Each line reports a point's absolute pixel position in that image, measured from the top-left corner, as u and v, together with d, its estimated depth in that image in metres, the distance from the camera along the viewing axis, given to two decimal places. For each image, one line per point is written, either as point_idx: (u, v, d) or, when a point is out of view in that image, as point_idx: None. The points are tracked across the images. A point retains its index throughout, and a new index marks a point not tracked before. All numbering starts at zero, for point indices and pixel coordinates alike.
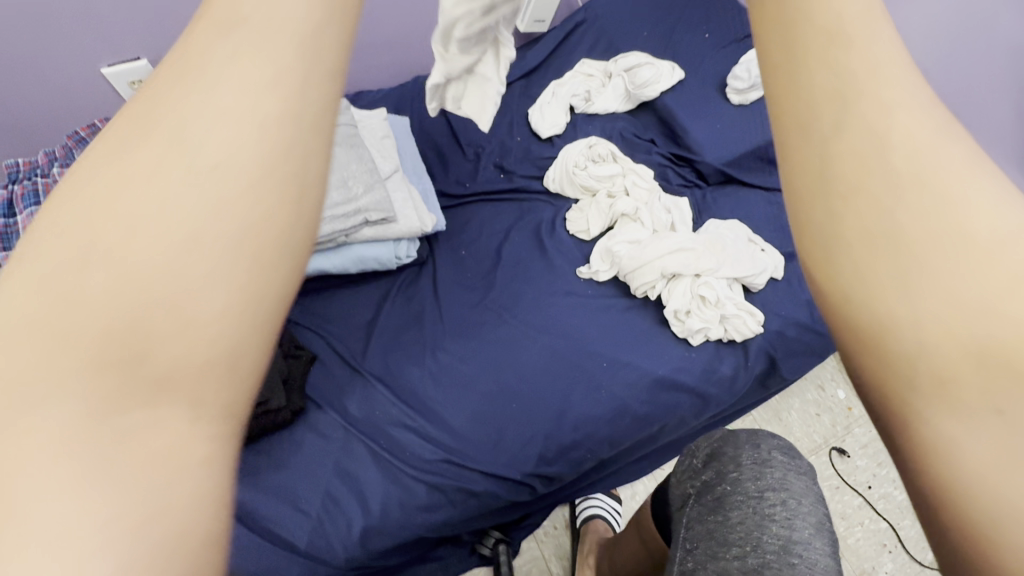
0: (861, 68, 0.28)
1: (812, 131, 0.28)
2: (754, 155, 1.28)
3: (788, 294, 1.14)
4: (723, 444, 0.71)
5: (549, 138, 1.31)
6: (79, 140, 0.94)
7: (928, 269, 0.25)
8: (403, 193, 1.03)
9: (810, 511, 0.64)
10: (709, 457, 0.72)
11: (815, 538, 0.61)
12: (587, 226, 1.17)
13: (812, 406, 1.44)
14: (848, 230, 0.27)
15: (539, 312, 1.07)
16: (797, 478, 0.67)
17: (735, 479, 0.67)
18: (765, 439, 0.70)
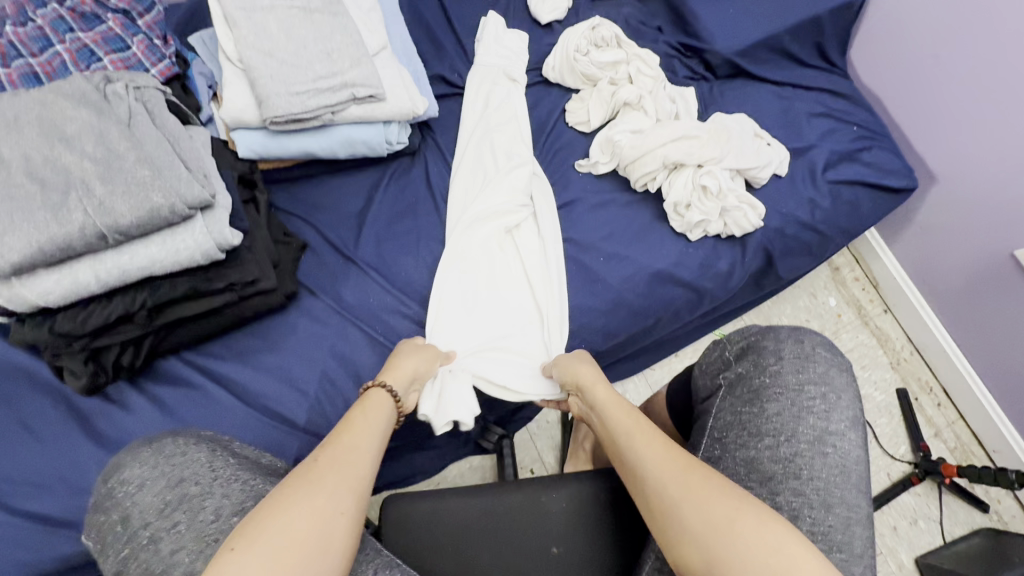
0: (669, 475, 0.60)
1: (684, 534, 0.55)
2: (768, 45, 1.20)
3: (791, 190, 1.11)
4: (762, 339, 0.78)
5: (549, 24, 1.22)
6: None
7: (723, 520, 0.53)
8: (393, 71, 0.96)
9: (848, 405, 0.71)
10: (743, 352, 0.78)
11: (851, 431, 0.68)
12: (588, 117, 1.11)
13: (803, 312, 1.45)
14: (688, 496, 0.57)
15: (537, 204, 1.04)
16: (839, 373, 0.73)
17: (775, 371, 0.73)
18: (808, 336, 0.77)
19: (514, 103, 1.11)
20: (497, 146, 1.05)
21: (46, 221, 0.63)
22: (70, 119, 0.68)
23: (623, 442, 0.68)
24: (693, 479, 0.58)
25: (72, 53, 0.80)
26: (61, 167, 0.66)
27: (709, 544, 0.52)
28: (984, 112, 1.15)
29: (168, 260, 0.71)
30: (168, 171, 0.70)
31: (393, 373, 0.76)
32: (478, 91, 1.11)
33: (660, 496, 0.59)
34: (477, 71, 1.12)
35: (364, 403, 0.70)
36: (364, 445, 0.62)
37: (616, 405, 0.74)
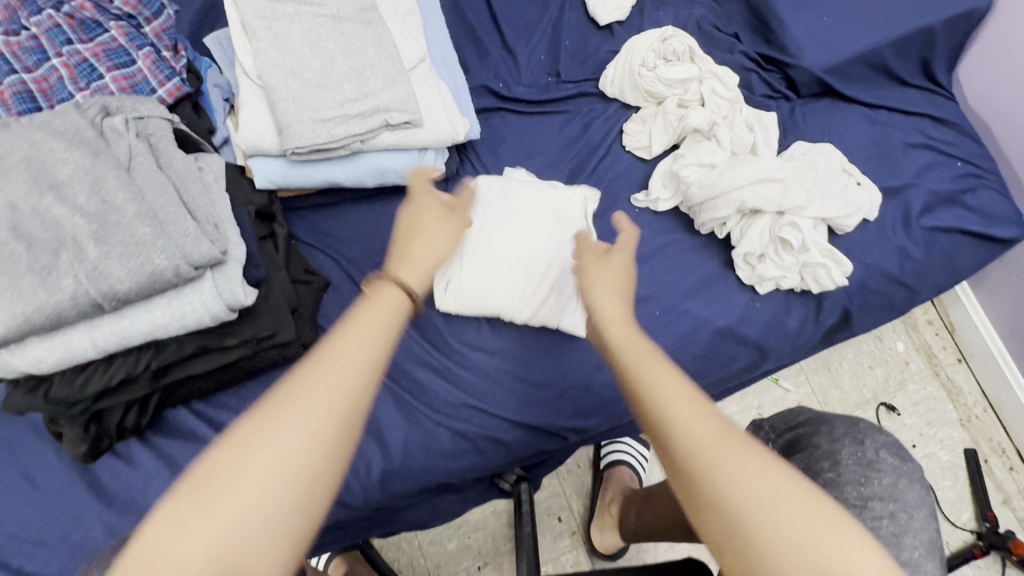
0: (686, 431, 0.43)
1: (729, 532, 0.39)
2: (865, 61, 1.02)
3: (879, 237, 0.96)
4: (813, 435, 0.68)
5: (609, 26, 1.07)
6: (25, 1, 0.71)
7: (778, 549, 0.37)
8: (431, 90, 0.84)
9: (924, 528, 0.56)
10: (791, 448, 0.69)
11: (927, 561, 0.53)
12: (649, 143, 0.98)
13: (866, 357, 1.32)
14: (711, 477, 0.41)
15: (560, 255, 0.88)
16: (911, 486, 0.59)
17: (831, 480, 0.61)
18: (870, 436, 0.64)
19: (538, 226, 0.89)
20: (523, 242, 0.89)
21: (32, 289, 0.54)
22: (61, 162, 0.58)
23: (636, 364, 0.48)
24: (741, 450, 0.41)
25: (71, 69, 0.69)
26: (49, 221, 0.56)
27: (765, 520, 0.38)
28: None
29: (173, 325, 0.62)
30: (172, 227, 0.60)
31: (410, 264, 0.56)
32: (489, 201, 0.91)
33: (713, 454, 0.41)
34: (499, 184, 0.91)
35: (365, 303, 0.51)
36: (349, 364, 0.45)
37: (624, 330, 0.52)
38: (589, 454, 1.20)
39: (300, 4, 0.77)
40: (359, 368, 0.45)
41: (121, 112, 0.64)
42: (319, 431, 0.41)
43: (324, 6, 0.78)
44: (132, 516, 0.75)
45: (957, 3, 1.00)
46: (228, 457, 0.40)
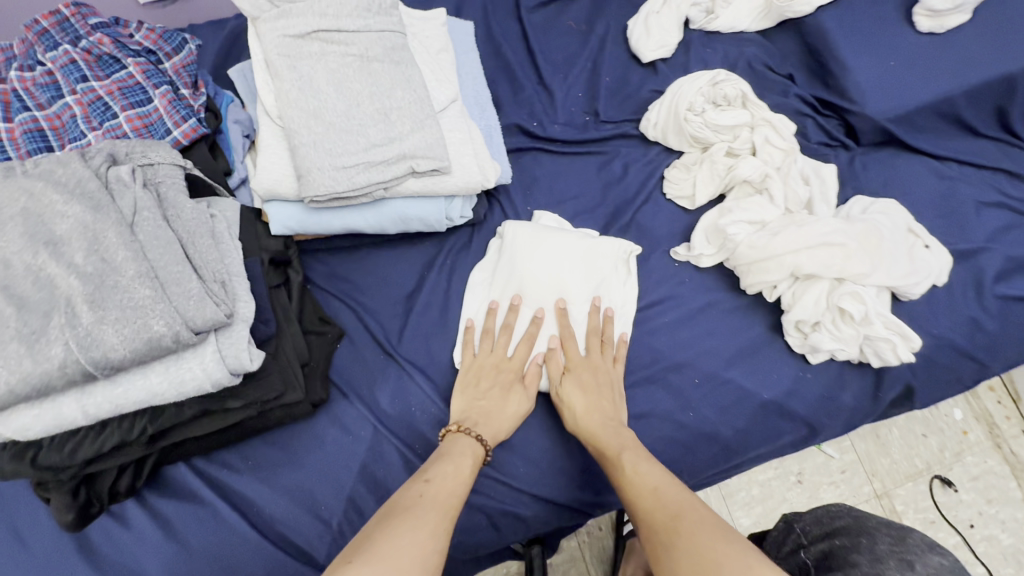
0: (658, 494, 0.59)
1: None
2: (934, 109, 0.94)
3: (947, 306, 0.87)
4: (852, 551, 0.56)
5: (652, 63, 1.01)
6: (41, 34, 0.67)
7: None
8: (462, 134, 0.78)
9: None
10: (825, 566, 0.57)
11: None
12: (693, 192, 0.90)
13: (919, 424, 1.21)
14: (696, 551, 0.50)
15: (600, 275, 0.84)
16: None
17: None
18: (922, 560, 0.52)
19: (570, 279, 0.83)
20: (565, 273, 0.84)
21: (18, 357, 0.49)
22: (60, 216, 0.53)
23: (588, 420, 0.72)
24: (690, 502, 0.57)
25: (84, 108, 0.66)
26: (44, 280, 0.52)
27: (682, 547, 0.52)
28: None
29: (170, 393, 0.57)
30: (175, 287, 0.55)
31: (486, 426, 0.72)
32: (516, 248, 0.83)
33: (674, 508, 0.57)
34: (529, 228, 0.84)
35: (454, 448, 0.68)
36: (457, 488, 0.61)
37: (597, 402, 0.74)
38: (612, 517, 1.11)
39: (326, 42, 0.72)
40: (457, 491, 0.61)
41: (130, 160, 0.59)
42: (439, 528, 0.54)
43: (353, 44, 0.73)
44: None
45: None
46: (371, 529, 0.53)
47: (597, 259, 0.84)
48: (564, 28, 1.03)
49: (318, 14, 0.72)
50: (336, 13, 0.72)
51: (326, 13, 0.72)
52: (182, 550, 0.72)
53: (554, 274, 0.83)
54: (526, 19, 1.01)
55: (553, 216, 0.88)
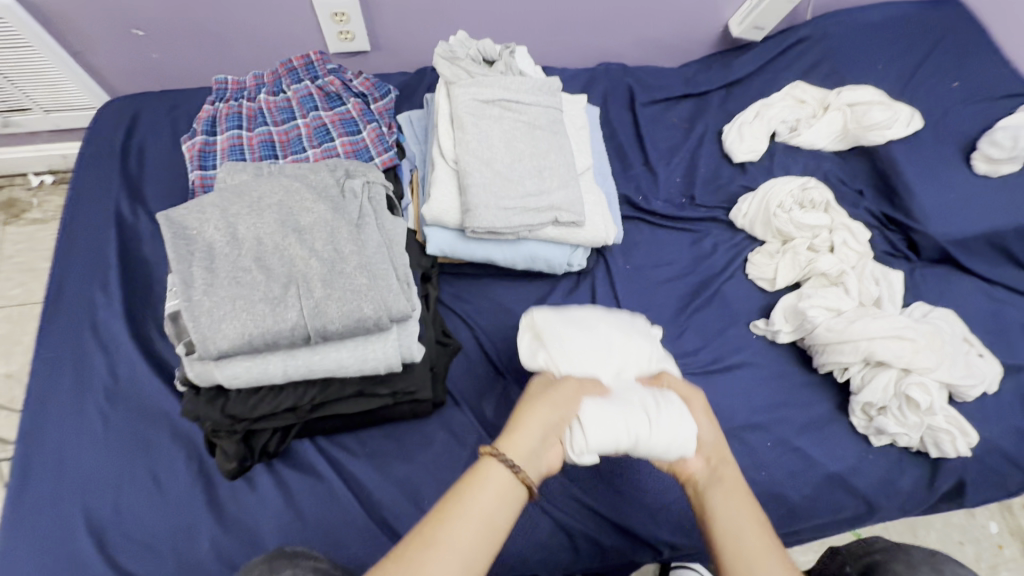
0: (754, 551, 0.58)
1: None
2: (989, 239, 1.07)
3: (998, 413, 0.96)
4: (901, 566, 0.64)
5: (741, 162, 1.18)
6: (291, 71, 0.86)
7: None
8: (593, 197, 0.93)
9: None
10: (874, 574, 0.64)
11: None
12: (774, 276, 1.03)
13: (956, 531, 1.25)
14: None
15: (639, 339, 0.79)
16: None
17: None
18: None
19: (620, 346, 0.76)
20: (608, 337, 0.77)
21: (263, 314, 0.61)
22: (307, 210, 0.67)
23: (713, 498, 0.64)
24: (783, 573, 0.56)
25: (310, 129, 0.81)
26: (287, 258, 0.64)
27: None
28: None
29: (354, 367, 0.67)
30: (381, 281, 0.67)
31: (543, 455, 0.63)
32: (552, 331, 0.77)
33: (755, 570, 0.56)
34: (555, 313, 0.79)
35: (482, 476, 0.58)
36: (485, 514, 0.55)
37: (729, 470, 0.67)
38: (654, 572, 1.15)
39: (506, 109, 0.88)
40: (486, 519, 0.55)
41: (355, 175, 0.74)
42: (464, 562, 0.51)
43: (524, 114, 0.89)
44: (241, 540, 0.76)
45: None
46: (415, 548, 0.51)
47: (625, 323, 0.81)
48: (669, 123, 1.21)
49: (503, 87, 0.89)
50: (516, 89, 0.90)
51: (509, 88, 0.89)
52: (297, 520, 0.78)
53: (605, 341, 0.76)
54: (639, 110, 1.19)
55: (579, 309, 0.84)
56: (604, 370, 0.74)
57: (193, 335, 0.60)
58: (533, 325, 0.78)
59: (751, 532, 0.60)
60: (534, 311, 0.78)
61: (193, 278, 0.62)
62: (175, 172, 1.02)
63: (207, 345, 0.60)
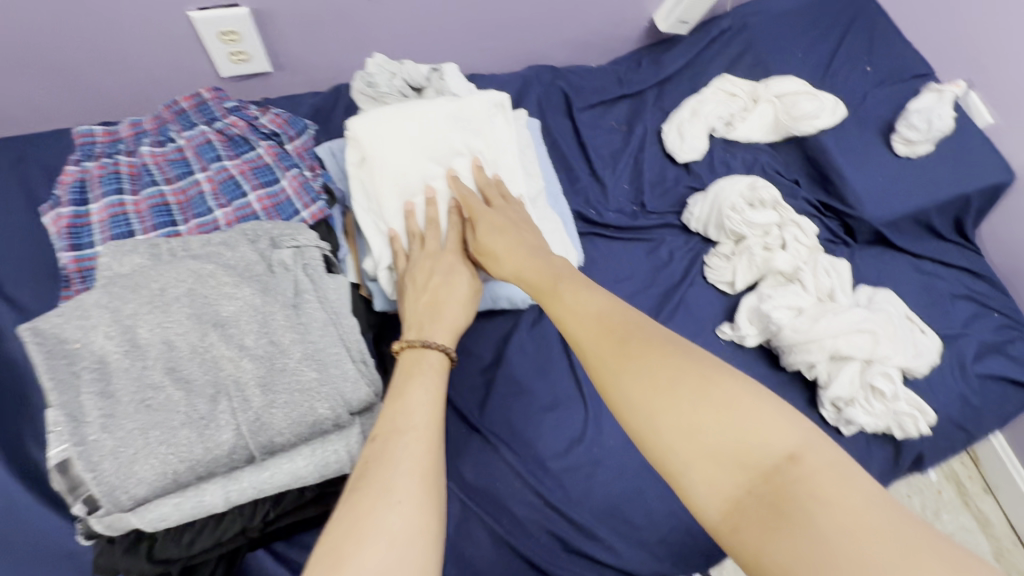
0: (649, 346, 0.48)
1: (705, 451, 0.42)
2: (914, 218, 1.14)
3: (941, 383, 1.03)
4: None
5: (685, 163, 1.16)
6: (178, 114, 0.72)
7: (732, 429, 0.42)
8: (551, 225, 0.86)
9: None
10: None
11: None
12: (733, 278, 1.02)
13: (903, 485, 1.36)
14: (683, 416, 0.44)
15: (470, 138, 0.76)
16: None
17: None
18: None
19: (449, 137, 0.75)
20: (449, 150, 0.75)
21: (188, 443, 0.49)
22: (228, 297, 0.54)
23: (603, 362, 0.49)
24: (656, 349, 0.48)
25: (214, 184, 0.68)
26: (211, 363, 0.52)
27: (784, 509, 0.38)
28: None
29: (313, 475, 0.56)
30: (334, 369, 0.56)
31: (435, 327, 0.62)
32: (375, 145, 0.72)
33: (635, 359, 0.48)
34: (384, 107, 0.73)
35: (410, 370, 0.56)
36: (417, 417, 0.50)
37: (592, 297, 0.55)
38: None
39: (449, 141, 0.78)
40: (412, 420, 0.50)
41: (282, 242, 0.62)
42: (404, 464, 0.46)
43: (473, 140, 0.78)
44: None
45: (984, 177, 1.15)
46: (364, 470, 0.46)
47: (463, 118, 0.76)
48: (609, 126, 1.17)
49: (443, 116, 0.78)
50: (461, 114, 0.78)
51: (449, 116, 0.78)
52: None
53: (425, 173, 0.74)
54: (577, 116, 1.14)
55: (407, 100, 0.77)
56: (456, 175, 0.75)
57: (96, 487, 0.47)
58: (364, 145, 0.72)
59: (643, 334, 0.50)
60: (353, 121, 0.71)
61: (84, 410, 0.48)
62: (39, 240, 0.82)
63: (117, 496, 0.47)
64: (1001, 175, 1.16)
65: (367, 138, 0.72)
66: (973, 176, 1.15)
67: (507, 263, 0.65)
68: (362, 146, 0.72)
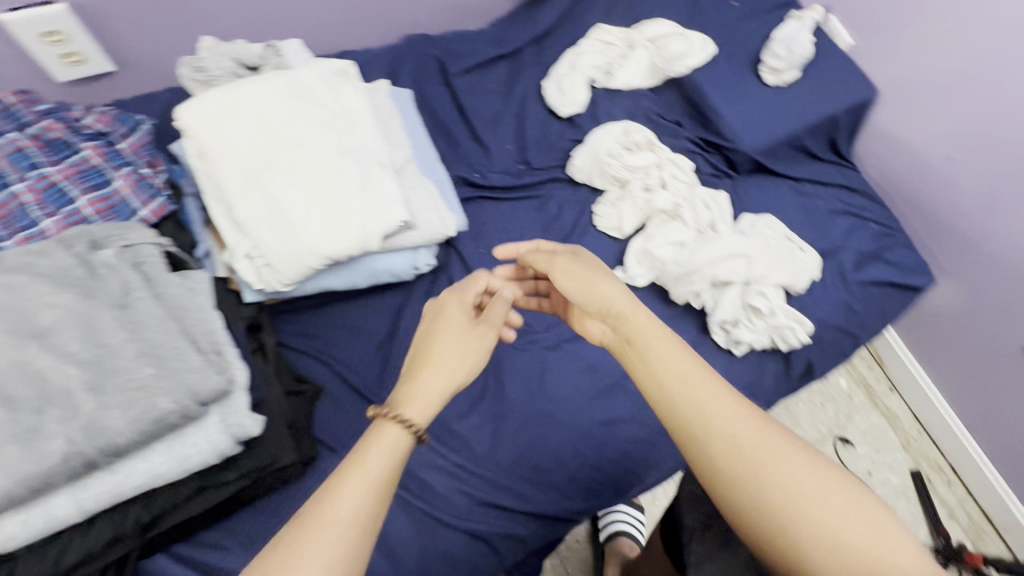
0: (737, 437, 0.53)
1: (797, 543, 0.48)
2: (788, 143, 1.19)
3: (825, 294, 1.09)
4: None
5: (568, 117, 1.17)
6: None
7: (823, 533, 0.47)
8: (421, 192, 0.85)
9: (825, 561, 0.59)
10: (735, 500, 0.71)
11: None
12: (620, 223, 1.05)
13: (817, 395, 1.46)
14: (780, 512, 0.49)
15: (313, 108, 0.74)
16: None
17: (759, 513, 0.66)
18: None
19: (288, 110, 0.73)
20: (290, 122, 0.72)
21: (15, 457, 0.48)
22: (46, 307, 0.53)
23: (700, 438, 0.54)
24: (784, 442, 0.53)
25: (37, 193, 0.64)
26: (32, 374, 0.51)
27: (796, 508, 0.49)
28: (1002, 208, 1.13)
29: (175, 471, 0.55)
30: (175, 362, 0.56)
31: (414, 403, 0.57)
32: (207, 129, 0.70)
33: (750, 462, 0.52)
34: (214, 91, 0.71)
35: (376, 441, 0.54)
36: (371, 500, 0.50)
37: (696, 365, 0.58)
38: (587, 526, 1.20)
39: None
40: (363, 503, 0.49)
41: (109, 242, 0.62)
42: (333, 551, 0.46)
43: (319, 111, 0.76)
44: None
45: (849, 96, 1.21)
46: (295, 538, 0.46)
47: (304, 89, 0.75)
48: (488, 89, 1.16)
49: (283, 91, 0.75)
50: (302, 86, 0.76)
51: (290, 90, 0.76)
52: None
53: (265, 149, 0.70)
54: (454, 83, 1.13)
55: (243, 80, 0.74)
56: (301, 146, 0.72)
57: None
58: (196, 130, 0.69)
59: (725, 412, 0.55)
60: (180, 108, 0.69)
61: None
62: None
63: None
64: (866, 90, 1.21)
65: (199, 124, 0.69)
66: (838, 96, 1.20)
67: (652, 329, 0.61)
68: (196, 132, 0.69)
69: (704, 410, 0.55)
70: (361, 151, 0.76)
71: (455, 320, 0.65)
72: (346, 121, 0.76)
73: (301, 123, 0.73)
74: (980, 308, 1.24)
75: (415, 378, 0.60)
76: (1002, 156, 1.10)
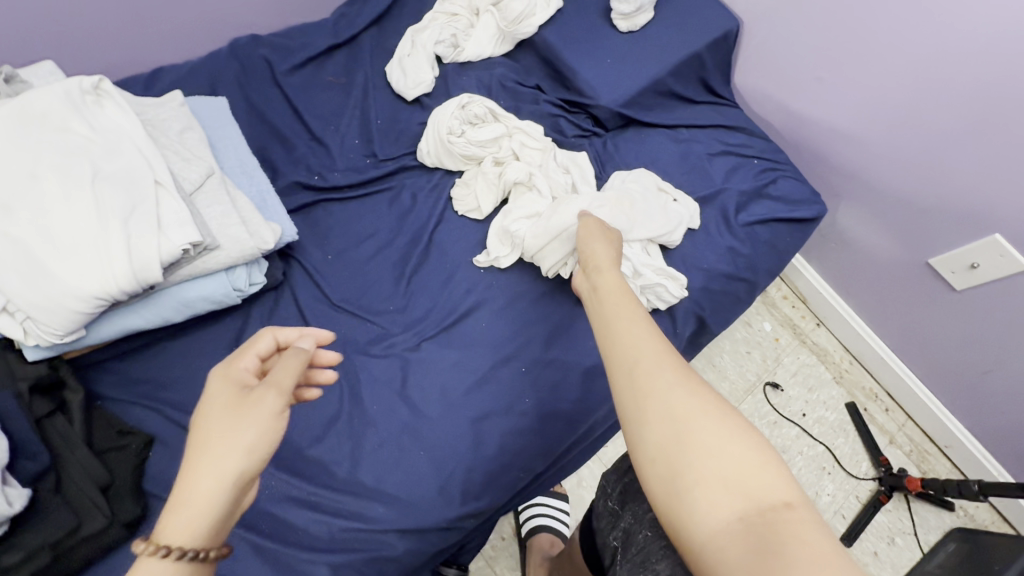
0: (646, 361, 0.51)
1: (678, 468, 0.44)
2: (653, 90, 1.12)
3: (708, 243, 1.04)
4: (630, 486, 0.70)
5: (417, 99, 1.09)
6: None
7: (704, 456, 0.44)
8: (222, 206, 0.77)
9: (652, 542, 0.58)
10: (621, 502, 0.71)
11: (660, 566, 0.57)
12: (478, 203, 0.98)
13: (742, 345, 1.42)
14: (666, 433, 0.46)
15: (57, 135, 0.67)
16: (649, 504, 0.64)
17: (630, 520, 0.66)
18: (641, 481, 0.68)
19: (25, 142, 0.65)
20: (29, 155, 0.65)
21: None
22: None
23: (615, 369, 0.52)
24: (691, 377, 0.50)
25: None
26: None
27: (678, 438, 0.45)
28: (880, 134, 1.10)
29: None
30: None
31: (179, 527, 0.42)
32: None
33: (648, 382, 0.49)
34: None
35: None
36: None
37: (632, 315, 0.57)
38: (512, 522, 1.15)
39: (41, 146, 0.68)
40: None
41: None
42: None
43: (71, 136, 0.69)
44: None
45: (710, 31, 1.14)
46: None
47: (43, 116, 0.67)
48: (325, 83, 1.08)
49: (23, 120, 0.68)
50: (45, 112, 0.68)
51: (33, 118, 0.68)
52: None
53: (1, 189, 0.63)
54: (284, 83, 1.04)
55: None
56: (43, 178, 0.64)
57: None
58: None
59: (649, 342, 0.53)
60: None
61: None
62: None
63: None
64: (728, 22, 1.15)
65: None
66: (700, 33, 1.14)
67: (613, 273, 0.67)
68: None
69: (630, 336, 0.55)
70: (123, 170, 0.68)
71: (239, 399, 0.50)
72: (101, 142, 0.69)
73: (41, 154, 0.65)
74: (878, 235, 1.22)
75: (181, 482, 0.45)
76: (872, 82, 1.07)
